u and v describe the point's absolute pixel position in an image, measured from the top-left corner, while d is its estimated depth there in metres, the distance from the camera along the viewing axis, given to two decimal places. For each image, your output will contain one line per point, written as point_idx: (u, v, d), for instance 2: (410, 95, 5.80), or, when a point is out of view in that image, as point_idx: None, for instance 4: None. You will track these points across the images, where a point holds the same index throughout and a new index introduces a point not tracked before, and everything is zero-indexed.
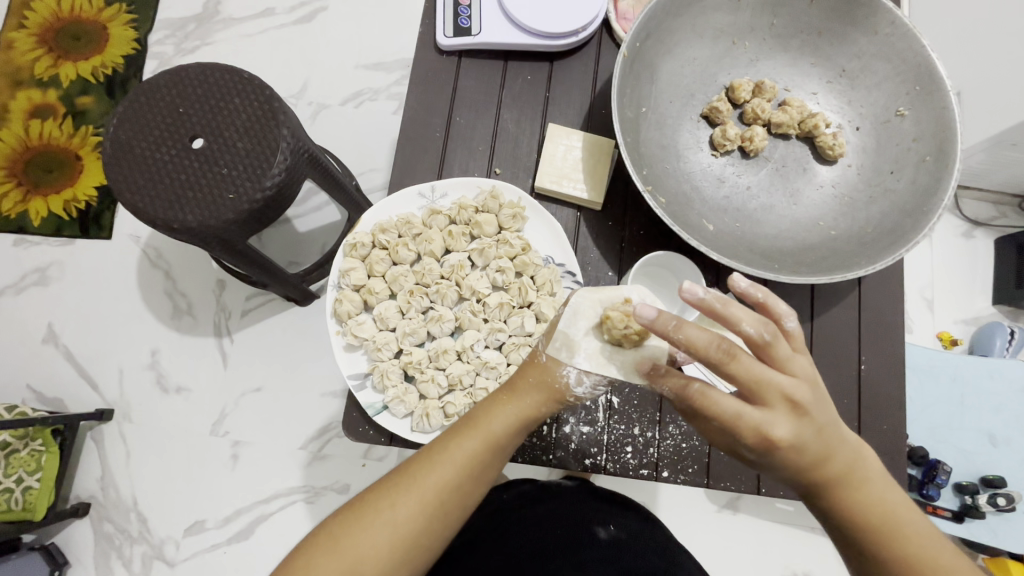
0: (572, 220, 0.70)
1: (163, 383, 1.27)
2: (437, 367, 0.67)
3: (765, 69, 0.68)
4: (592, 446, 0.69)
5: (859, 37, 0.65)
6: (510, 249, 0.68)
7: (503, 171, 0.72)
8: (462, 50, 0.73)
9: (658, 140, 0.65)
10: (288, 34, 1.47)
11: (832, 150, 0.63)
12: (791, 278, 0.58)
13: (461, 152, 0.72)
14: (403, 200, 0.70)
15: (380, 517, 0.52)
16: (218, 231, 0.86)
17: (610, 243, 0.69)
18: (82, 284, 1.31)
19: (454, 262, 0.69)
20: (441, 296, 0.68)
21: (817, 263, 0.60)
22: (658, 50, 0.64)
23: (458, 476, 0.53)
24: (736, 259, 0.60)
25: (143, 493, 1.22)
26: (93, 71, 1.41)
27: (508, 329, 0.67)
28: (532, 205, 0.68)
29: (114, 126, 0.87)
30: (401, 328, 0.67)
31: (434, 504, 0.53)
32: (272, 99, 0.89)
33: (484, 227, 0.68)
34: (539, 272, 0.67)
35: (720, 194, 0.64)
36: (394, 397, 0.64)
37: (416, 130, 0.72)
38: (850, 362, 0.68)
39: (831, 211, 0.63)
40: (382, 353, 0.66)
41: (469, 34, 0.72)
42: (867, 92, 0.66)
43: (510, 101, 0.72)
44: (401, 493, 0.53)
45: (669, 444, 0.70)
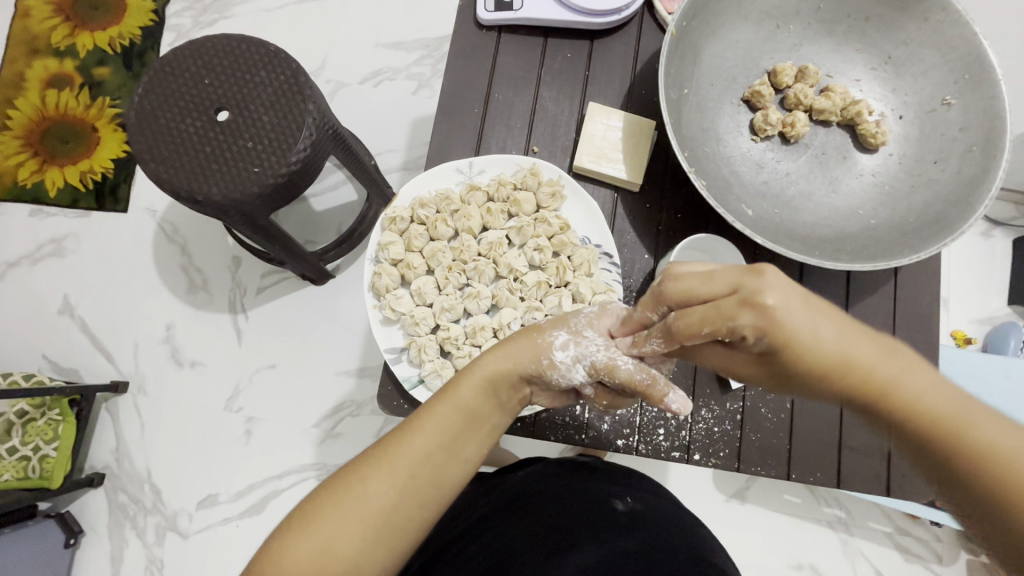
0: (609, 200, 0.70)
1: (178, 357, 1.27)
2: (474, 344, 0.67)
3: (808, 54, 0.67)
4: (625, 427, 0.70)
5: (908, 24, 0.64)
6: (548, 228, 0.67)
7: (540, 151, 0.71)
8: (501, 26, 0.72)
9: (699, 122, 0.63)
10: (307, 11, 1.46)
11: (875, 138, 0.62)
12: (833, 265, 0.58)
13: (498, 129, 0.71)
14: (441, 175, 0.69)
15: (351, 496, 0.52)
16: (243, 204, 0.85)
17: (646, 225, 0.69)
18: (99, 256, 1.31)
19: (492, 240, 0.69)
20: (479, 273, 0.68)
21: (859, 251, 0.60)
22: (703, 30, 0.63)
23: (429, 447, 0.54)
24: (776, 244, 0.59)
25: (157, 465, 1.23)
26: (110, 42, 1.39)
27: (544, 308, 0.66)
28: (571, 183, 0.67)
29: (139, 95, 0.86)
30: (439, 303, 0.67)
31: (407, 479, 0.53)
32: (300, 74, 0.88)
33: (523, 205, 0.68)
34: (576, 253, 0.67)
35: (760, 179, 0.63)
36: (431, 372, 0.64)
37: (453, 106, 0.71)
38: None
39: (871, 200, 0.63)
40: (419, 328, 0.66)
41: (510, 9, 0.70)
42: (912, 80, 0.65)
43: (549, 79, 0.72)
44: (373, 468, 0.53)
45: (701, 427, 0.70)
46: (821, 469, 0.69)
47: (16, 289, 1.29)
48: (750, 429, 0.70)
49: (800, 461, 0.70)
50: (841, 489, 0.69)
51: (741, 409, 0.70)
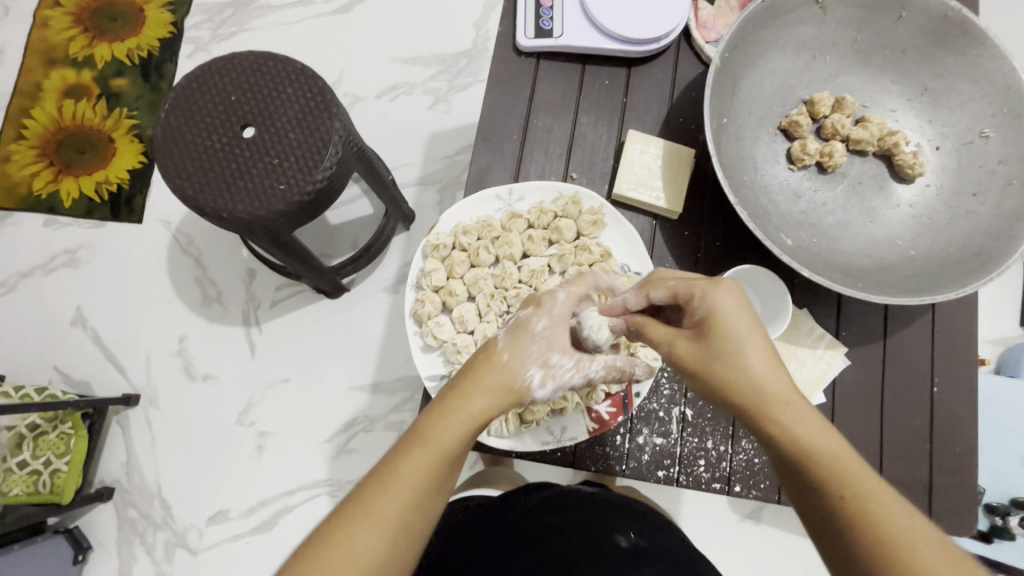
0: (648, 228, 0.70)
1: (191, 370, 1.26)
2: None
3: (845, 84, 0.67)
4: (665, 458, 0.68)
5: (946, 57, 0.64)
6: (589, 256, 0.67)
7: (578, 177, 0.71)
8: (540, 52, 0.72)
9: (736, 151, 0.63)
10: (325, 24, 1.47)
11: (912, 169, 0.62)
12: (878, 298, 0.57)
13: (537, 155, 0.71)
14: (481, 201, 0.70)
15: (339, 552, 0.48)
16: (267, 221, 0.86)
17: (685, 254, 0.68)
18: (113, 266, 1.30)
19: (533, 267, 0.69)
20: (520, 300, 0.68)
21: (900, 283, 0.60)
22: (743, 61, 0.63)
23: (415, 493, 0.51)
24: (819, 274, 0.59)
25: (168, 479, 1.21)
26: (128, 53, 1.40)
27: None
28: (612, 213, 0.68)
29: (165, 112, 0.86)
30: (480, 330, 0.67)
31: (396, 528, 0.50)
32: (327, 92, 0.89)
33: (564, 233, 0.68)
34: (616, 280, 0.66)
35: (797, 209, 0.63)
36: None
37: (491, 131, 0.71)
38: (922, 383, 0.67)
39: (909, 230, 0.63)
40: (461, 356, 0.65)
41: (551, 37, 0.71)
42: (949, 112, 0.65)
43: (587, 105, 0.72)
44: (360, 521, 0.49)
45: (742, 459, 0.68)
46: None
47: (29, 299, 1.28)
48: None
49: None
50: None
51: None
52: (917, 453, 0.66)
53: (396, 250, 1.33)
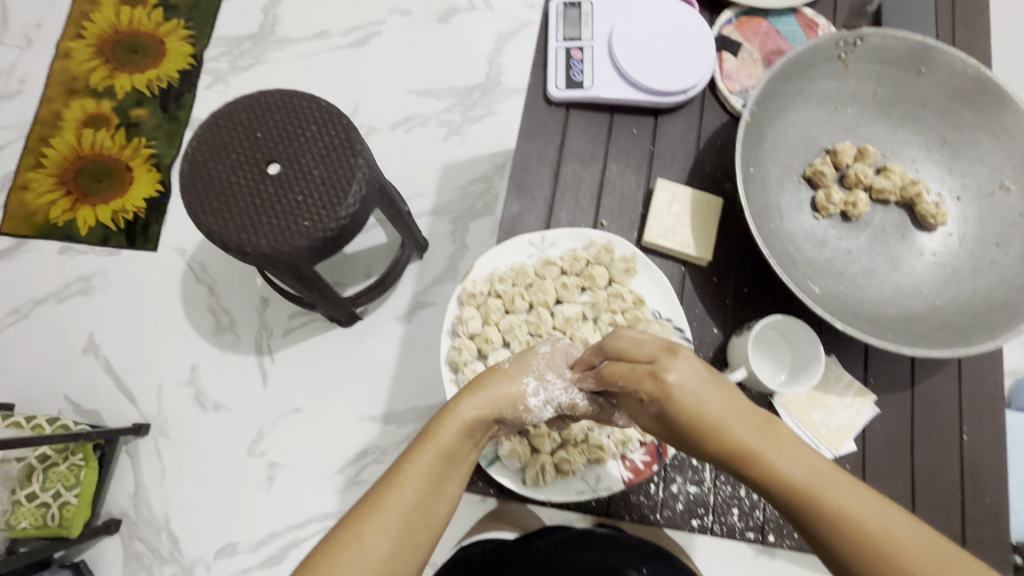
0: (677, 274, 0.71)
1: (202, 399, 1.26)
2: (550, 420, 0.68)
3: (866, 134, 0.68)
4: (700, 507, 0.67)
5: (965, 111, 0.66)
6: (622, 304, 0.69)
7: (609, 224, 0.72)
8: (571, 102, 0.73)
9: (763, 200, 0.64)
10: (341, 57, 1.50)
11: (934, 219, 0.64)
12: (910, 351, 0.58)
13: (567, 203, 0.72)
14: (514, 248, 0.71)
15: (348, 551, 0.49)
16: (292, 257, 0.87)
17: (713, 300, 0.69)
18: (127, 294, 1.30)
19: (567, 315, 0.70)
20: None
21: (929, 334, 0.61)
22: (769, 114, 0.65)
23: (420, 491, 0.52)
24: (847, 324, 0.60)
25: (176, 511, 1.20)
26: (148, 84, 1.42)
27: None
28: (643, 261, 0.69)
29: (192, 147, 0.88)
30: None
31: (402, 528, 0.51)
32: (352, 130, 0.90)
33: (597, 280, 0.69)
34: (649, 328, 0.68)
35: (823, 256, 0.64)
36: (509, 451, 0.65)
37: (521, 177, 0.72)
38: (952, 432, 0.67)
39: (934, 280, 0.64)
40: None
41: (581, 88, 0.72)
42: (969, 164, 0.67)
43: (616, 153, 0.73)
44: (367, 522, 0.50)
45: (775, 508, 0.67)
46: None
47: (42, 327, 1.28)
48: None
49: None
50: None
51: None
52: (949, 502, 0.66)
53: (410, 280, 1.34)
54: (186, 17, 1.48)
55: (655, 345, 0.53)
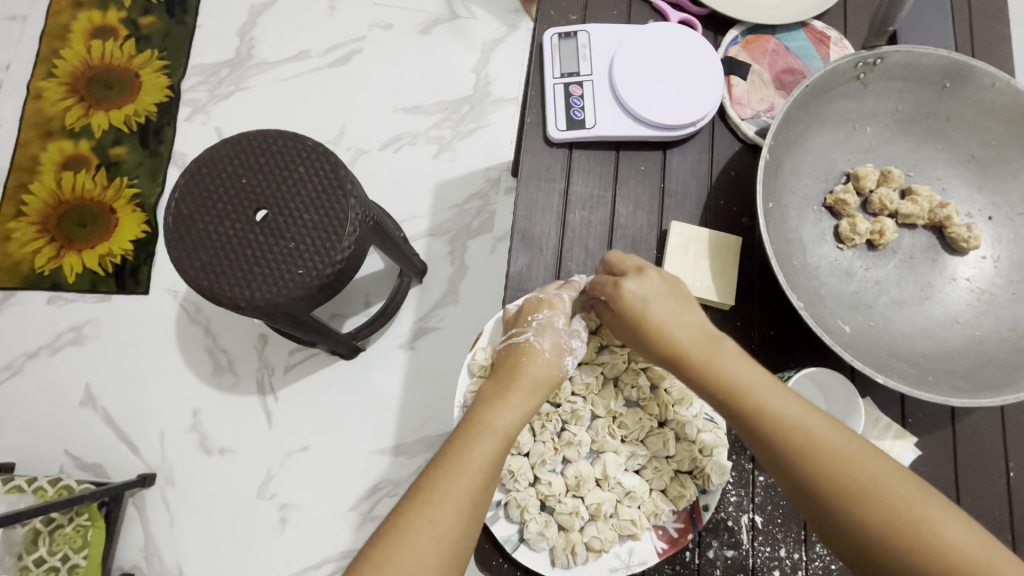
0: None
1: (207, 444, 1.23)
2: (576, 496, 0.63)
3: (886, 154, 0.65)
4: (738, 572, 0.64)
5: (993, 124, 0.62)
6: (644, 362, 0.67)
7: None
8: (572, 142, 0.70)
9: (784, 234, 0.60)
10: (323, 78, 1.45)
11: (967, 243, 0.61)
12: (960, 401, 0.53)
13: (577, 252, 0.69)
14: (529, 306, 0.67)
15: (419, 536, 0.51)
16: (287, 307, 0.83)
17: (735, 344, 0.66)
18: (120, 341, 1.27)
19: (587, 378, 0.66)
20: (576, 415, 0.65)
21: (973, 372, 0.57)
22: (786, 143, 0.61)
23: (485, 475, 0.54)
24: (882, 370, 0.56)
25: (188, 561, 1.17)
26: (125, 120, 1.38)
27: (648, 449, 0.65)
28: None
29: (175, 201, 0.84)
30: (537, 452, 0.63)
31: (470, 507, 0.53)
32: (340, 168, 0.86)
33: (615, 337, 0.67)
34: (673, 386, 0.65)
35: (850, 290, 0.61)
36: (535, 534, 0.59)
37: (523, 224, 0.69)
38: (998, 466, 0.65)
39: (971, 308, 0.60)
40: (518, 481, 0.62)
41: (583, 127, 0.69)
42: (1000, 180, 0.63)
43: (625, 193, 0.70)
44: (436, 506, 0.52)
45: (817, 567, 0.64)
46: None
47: (36, 381, 1.24)
48: None
49: None
50: None
51: None
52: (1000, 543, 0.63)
53: (411, 307, 1.30)
54: (159, 47, 1.43)
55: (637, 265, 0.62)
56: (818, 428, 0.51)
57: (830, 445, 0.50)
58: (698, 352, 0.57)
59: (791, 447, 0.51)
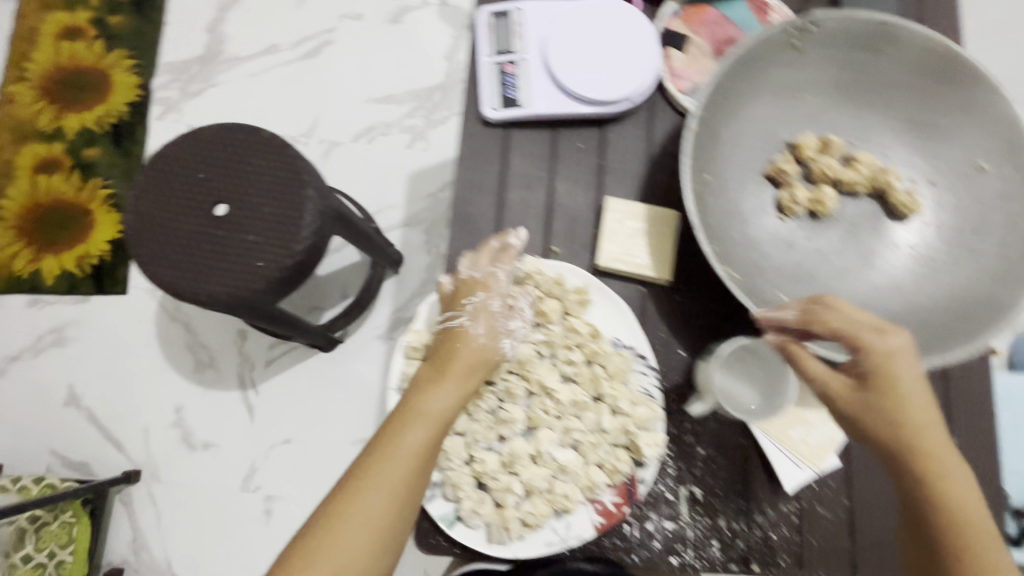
0: (638, 296, 0.69)
1: (190, 440, 1.24)
2: (512, 472, 0.65)
3: (828, 123, 0.65)
4: (678, 543, 0.65)
5: (936, 88, 0.63)
6: (578, 337, 0.67)
7: (560, 249, 0.70)
8: (508, 121, 0.70)
9: (723, 207, 0.61)
10: (294, 71, 1.44)
11: (907, 208, 0.61)
12: (892, 368, 0.56)
13: (515, 232, 0.69)
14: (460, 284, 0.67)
15: (351, 523, 0.54)
16: (250, 300, 0.83)
17: (676, 317, 0.68)
18: (101, 341, 1.28)
19: (522, 355, 0.67)
20: (510, 393, 0.66)
21: (909, 341, 0.58)
22: (721, 116, 0.61)
23: (417, 461, 0.57)
24: (818, 343, 0.58)
25: (177, 554, 1.19)
26: (98, 121, 1.38)
27: (583, 425, 0.66)
28: (597, 288, 0.68)
29: (134, 199, 0.84)
30: (472, 432, 0.65)
31: (401, 493, 0.56)
32: (298, 159, 0.86)
33: (550, 315, 0.68)
34: (608, 361, 0.66)
35: (791, 261, 0.62)
36: (470, 509, 0.62)
37: (464, 208, 0.69)
38: None
39: (913, 276, 0.61)
40: (453, 460, 0.65)
41: (518, 105, 0.69)
42: (944, 144, 0.63)
43: (564, 172, 0.70)
44: (367, 494, 0.55)
45: (757, 536, 0.65)
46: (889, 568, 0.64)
47: (20, 383, 1.26)
48: (810, 534, 0.65)
49: (868, 564, 0.65)
50: None
51: (797, 511, 0.65)
52: None
53: (388, 297, 1.30)
54: (129, 46, 1.42)
55: (858, 314, 0.55)
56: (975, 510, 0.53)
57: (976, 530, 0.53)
58: (917, 420, 0.54)
59: (949, 524, 0.53)
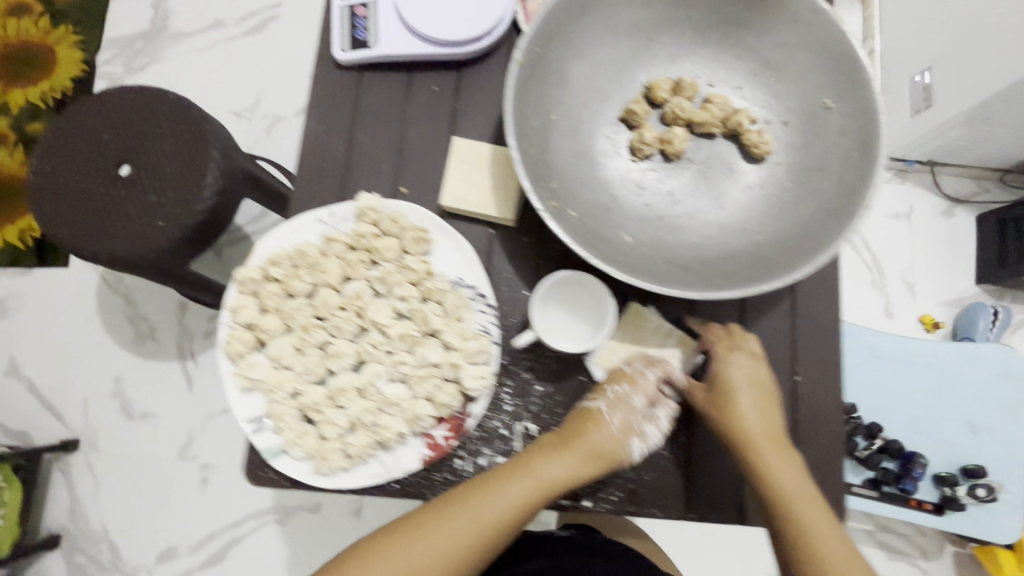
0: (485, 237, 0.71)
1: (128, 410, 1.25)
2: (337, 406, 0.65)
3: (683, 66, 0.68)
4: None
5: (780, 27, 0.65)
6: (414, 274, 0.67)
7: (408, 190, 0.72)
8: (360, 64, 0.73)
9: (572, 147, 0.65)
10: (238, 46, 1.45)
11: (759, 148, 0.64)
12: (707, 294, 0.58)
13: (363, 174, 0.72)
14: (302, 228, 0.69)
15: (412, 553, 0.59)
16: (151, 259, 0.84)
17: (522, 261, 0.70)
18: (42, 313, 1.29)
19: (353, 291, 0.67)
20: (340, 329, 0.66)
21: (739, 271, 0.61)
22: (564, 52, 0.65)
23: (509, 511, 0.61)
24: (649, 271, 0.61)
25: (114, 521, 1.21)
26: (42, 96, 1.39)
27: (412, 360, 0.66)
28: (435, 226, 0.69)
29: (38, 158, 0.85)
30: (297, 366, 0.65)
31: (470, 538, 0.60)
32: (201, 119, 0.86)
33: (385, 252, 0.68)
34: (445, 297, 0.67)
35: (641, 202, 0.65)
36: (290, 441, 0.64)
37: (334, 156, 0.72)
38: (785, 372, 0.70)
39: (760, 215, 0.64)
40: (277, 394, 0.65)
41: (366, 47, 0.72)
42: (792, 84, 0.66)
43: (414, 114, 0.73)
44: (430, 529, 0.60)
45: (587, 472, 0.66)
46: (722, 507, 0.67)
47: None
48: (645, 469, 0.67)
49: (701, 501, 0.67)
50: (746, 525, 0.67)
51: None
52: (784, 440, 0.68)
53: None
54: (74, 21, 1.43)
55: (738, 348, 0.67)
56: (808, 513, 0.61)
57: (809, 527, 0.60)
58: (753, 432, 0.64)
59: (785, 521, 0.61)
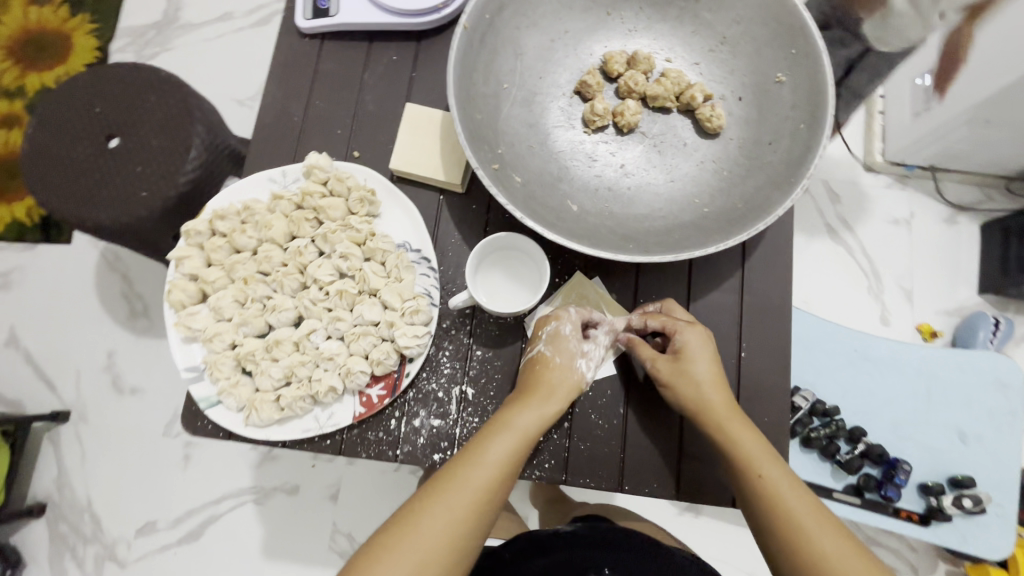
0: (434, 203, 0.75)
1: (118, 384, 1.28)
2: (271, 359, 0.66)
3: (641, 41, 0.73)
4: (442, 441, 0.68)
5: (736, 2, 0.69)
6: (357, 234, 0.69)
7: (361, 154, 0.76)
8: (322, 32, 0.79)
9: (525, 118, 0.69)
10: (245, 38, 1.49)
11: (711, 122, 0.67)
12: (639, 257, 0.61)
13: (318, 140, 0.77)
14: (254, 185, 0.73)
15: (413, 535, 0.55)
16: (133, 227, 0.86)
17: (470, 229, 0.74)
18: (43, 287, 1.33)
19: (296, 247, 0.69)
20: (280, 284, 0.68)
21: (679, 239, 0.64)
22: (515, 21, 0.69)
23: (499, 470, 0.59)
24: (589, 234, 0.64)
25: (98, 493, 1.23)
26: (57, 80, 1.44)
27: (349, 318, 0.67)
28: (386, 190, 0.71)
29: (32, 128, 0.88)
30: (235, 318, 0.67)
31: (469, 503, 0.57)
32: (189, 95, 0.89)
33: (329, 211, 0.69)
34: (387, 258, 0.69)
35: (592, 172, 0.68)
36: (224, 390, 0.66)
37: (312, 124, 0.77)
38: (732, 349, 0.71)
39: (709, 188, 0.67)
40: (215, 343, 0.67)
41: (328, 16, 0.78)
42: (746, 57, 0.70)
43: (372, 82, 0.78)
44: (428, 508, 0.57)
45: None
46: (656, 480, 0.68)
47: None
48: (580, 438, 0.69)
49: (632, 471, 0.69)
50: (679, 500, 0.68)
51: (570, 417, 0.70)
52: None
53: None
54: (91, 10, 1.49)
55: (683, 318, 0.68)
56: (774, 480, 0.60)
57: (778, 492, 0.59)
58: (713, 401, 0.64)
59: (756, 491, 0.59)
